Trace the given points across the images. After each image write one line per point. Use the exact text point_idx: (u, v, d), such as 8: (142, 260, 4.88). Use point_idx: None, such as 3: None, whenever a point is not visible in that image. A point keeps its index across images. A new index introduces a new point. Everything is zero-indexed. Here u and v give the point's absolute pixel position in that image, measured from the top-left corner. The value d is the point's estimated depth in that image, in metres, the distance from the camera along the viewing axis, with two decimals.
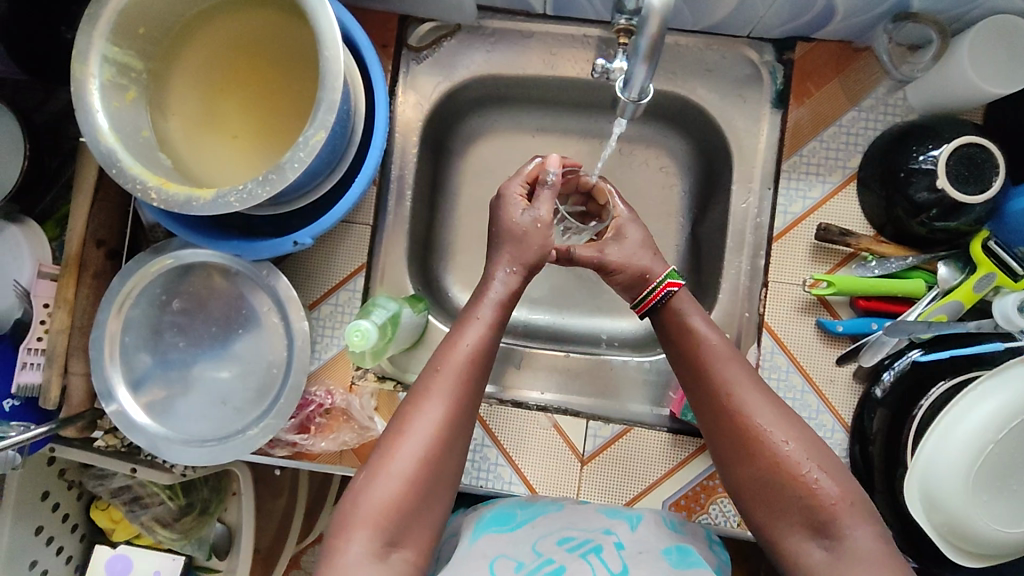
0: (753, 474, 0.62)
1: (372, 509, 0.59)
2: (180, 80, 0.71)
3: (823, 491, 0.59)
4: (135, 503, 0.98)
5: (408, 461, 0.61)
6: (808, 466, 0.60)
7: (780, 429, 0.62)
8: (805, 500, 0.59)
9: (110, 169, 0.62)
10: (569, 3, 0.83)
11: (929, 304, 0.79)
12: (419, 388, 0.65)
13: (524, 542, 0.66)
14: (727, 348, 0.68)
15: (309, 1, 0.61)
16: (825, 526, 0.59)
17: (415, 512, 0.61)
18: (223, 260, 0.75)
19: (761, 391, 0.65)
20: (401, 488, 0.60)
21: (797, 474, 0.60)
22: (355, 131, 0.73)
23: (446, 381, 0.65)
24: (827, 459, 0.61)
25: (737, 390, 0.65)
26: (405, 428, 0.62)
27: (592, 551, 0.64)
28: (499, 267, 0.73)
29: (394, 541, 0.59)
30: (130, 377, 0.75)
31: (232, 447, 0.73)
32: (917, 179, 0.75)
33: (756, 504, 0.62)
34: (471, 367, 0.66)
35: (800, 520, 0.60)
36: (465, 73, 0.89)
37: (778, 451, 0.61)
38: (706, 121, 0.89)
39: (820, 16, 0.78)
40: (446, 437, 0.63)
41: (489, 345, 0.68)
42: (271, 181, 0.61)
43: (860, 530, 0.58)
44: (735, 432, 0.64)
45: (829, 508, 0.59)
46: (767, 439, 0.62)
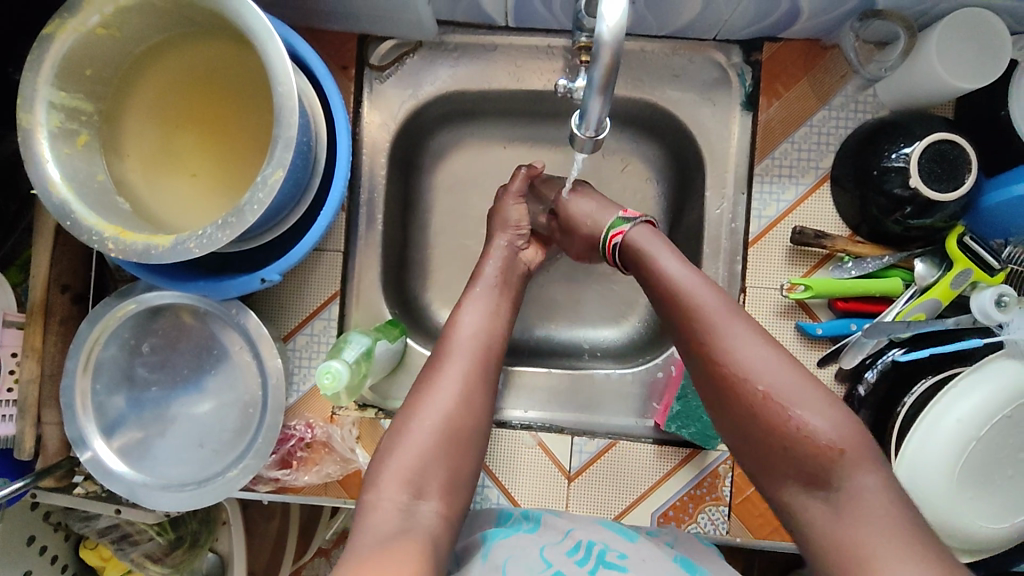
0: (739, 419, 0.62)
1: (400, 464, 0.63)
2: (134, 120, 0.69)
3: (815, 433, 0.57)
4: (124, 540, 0.96)
5: (433, 416, 0.66)
6: (793, 411, 0.59)
7: (758, 371, 0.60)
8: (798, 441, 0.58)
9: (63, 221, 0.60)
10: (531, 15, 0.81)
11: (907, 303, 0.79)
12: (434, 358, 0.72)
13: (533, 548, 0.66)
14: (698, 283, 0.66)
15: (258, 35, 0.60)
16: (813, 473, 0.57)
17: (441, 465, 0.65)
18: (191, 301, 0.74)
19: (740, 332, 0.63)
20: (427, 442, 0.65)
21: (778, 416, 0.59)
22: (318, 161, 0.72)
23: (456, 348, 0.72)
24: (813, 400, 0.59)
25: (710, 327, 0.63)
26: (426, 391, 0.68)
27: (601, 563, 0.63)
28: (496, 247, 0.82)
29: (421, 493, 0.62)
30: (104, 423, 0.74)
31: (214, 489, 0.73)
32: (890, 177, 0.74)
33: (743, 447, 0.62)
34: (478, 333, 0.73)
35: (793, 470, 0.59)
36: (431, 89, 0.87)
37: (760, 393, 0.60)
38: (678, 127, 0.88)
39: (785, 16, 0.77)
40: (465, 395, 0.68)
41: (491, 318, 0.75)
42: (231, 224, 0.60)
43: (859, 486, 0.56)
44: (718, 376, 0.63)
45: (822, 457, 0.57)
46: (746, 378, 0.61)
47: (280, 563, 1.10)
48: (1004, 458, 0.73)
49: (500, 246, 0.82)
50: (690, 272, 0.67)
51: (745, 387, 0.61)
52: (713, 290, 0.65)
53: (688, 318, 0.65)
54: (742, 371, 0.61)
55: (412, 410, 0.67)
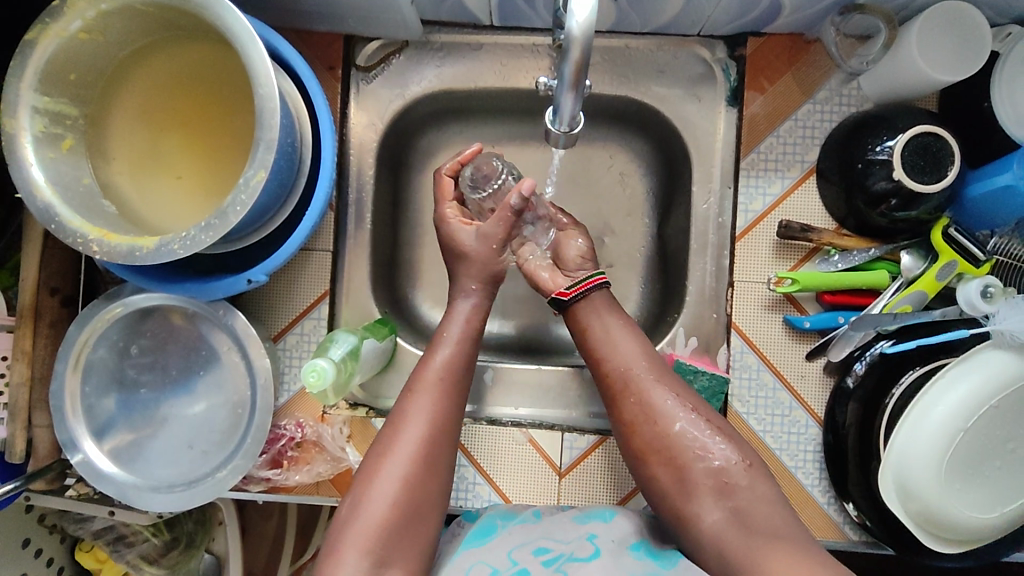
0: (656, 443, 0.67)
1: (362, 530, 0.61)
2: (119, 124, 0.69)
3: (721, 458, 0.64)
4: (119, 542, 0.97)
5: (393, 480, 0.64)
6: (708, 440, 0.65)
7: (677, 409, 0.67)
8: (707, 466, 0.64)
9: (48, 225, 0.61)
10: (514, 13, 0.81)
11: (893, 295, 0.79)
12: (399, 409, 0.68)
13: (501, 548, 0.65)
14: (628, 333, 0.73)
15: (237, 36, 0.60)
16: (726, 486, 0.63)
17: (404, 529, 0.62)
18: (179, 303, 0.74)
19: (660, 376, 0.70)
20: (389, 505, 0.62)
21: (691, 439, 0.66)
22: (303, 161, 0.72)
23: (421, 402, 0.68)
24: (722, 426, 0.67)
25: (624, 361, 0.71)
26: (388, 450, 0.65)
27: (563, 557, 0.63)
28: (465, 285, 0.76)
29: (384, 562, 0.60)
30: (94, 425, 0.74)
31: (203, 490, 0.73)
32: (875, 170, 0.74)
33: (654, 470, 0.67)
34: (445, 385, 0.69)
35: (708, 487, 0.63)
36: (417, 89, 0.87)
37: (674, 425, 0.66)
38: (664, 123, 0.88)
39: (767, 12, 0.77)
40: (430, 451, 0.66)
41: (459, 366, 0.71)
42: (214, 226, 0.60)
43: (756, 495, 0.62)
44: (637, 409, 0.68)
45: (725, 473, 0.64)
46: (662, 408, 0.67)
47: (279, 561, 1.11)
48: (990, 450, 0.73)
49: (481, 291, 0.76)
50: (621, 321, 0.74)
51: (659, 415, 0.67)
52: (637, 338, 0.73)
53: (618, 360, 0.71)
54: (661, 407, 0.67)
55: (374, 471, 0.64)
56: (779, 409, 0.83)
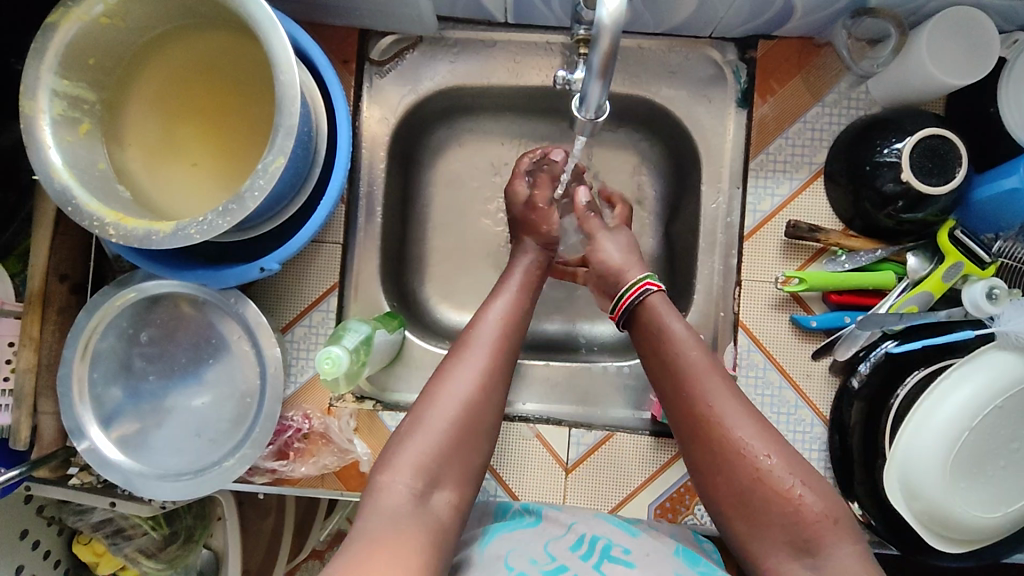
0: (733, 486, 0.63)
1: (416, 448, 0.62)
2: (135, 110, 0.70)
3: (805, 508, 0.60)
4: (118, 535, 0.96)
5: (454, 400, 0.64)
6: (789, 479, 0.61)
7: (759, 443, 0.63)
8: (786, 515, 0.60)
9: (65, 207, 0.60)
10: (529, 11, 0.82)
11: (900, 296, 0.80)
12: (460, 343, 0.70)
13: (537, 542, 0.65)
14: (706, 359, 0.68)
15: (260, 23, 0.60)
16: (809, 543, 0.59)
17: (457, 452, 0.63)
18: (190, 290, 0.74)
19: (739, 410, 0.65)
20: (446, 427, 0.63)
21: (780, 488, 0.61)
22: (318, 151, 0.72)
23: (480, 336, 0.70)
24: (811, 475, 0.62)
25: (702, 391, 0.66)
26: (448, 374, 0.67)
27: (604, 557, 0.63)
28: (525, 250, 0.83)
29: (437, 482, 0.61)
30: (101, 414, 0.74)
31: (209, 479, 0.73)
32: (883, 172, 0.75)
33: (733, 516, 0.63)
34: (506, 325, 0.72)
35: (784, 537, 0.60)
36: (430, 84, 0.88)
37: (760, 464, 0.62)
38: (674, 123, 0.89)
39: (780, 14, 0.78)
40: (488, 381, 0.67)
41: (517, 311, 0.74)
42: (232, 211, 0.60)
43: (840, 557, 0.58)
44: (716, 448, 0.64)
45: (813, 525, 0.60)
46: (749, 451, 0.63)
47: (276, 559, 1.10)
48: (995, 449, 0.74)
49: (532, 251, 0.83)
50: (700, 349, 0.69)
51: (741, 457, 0.63)
52: (713, 363, 0.68)
53: (691, 388, 0.66)
54: (745, 447, 0.63)
55: (432, 394, 0.65)
56: (784, 408, 0.83)
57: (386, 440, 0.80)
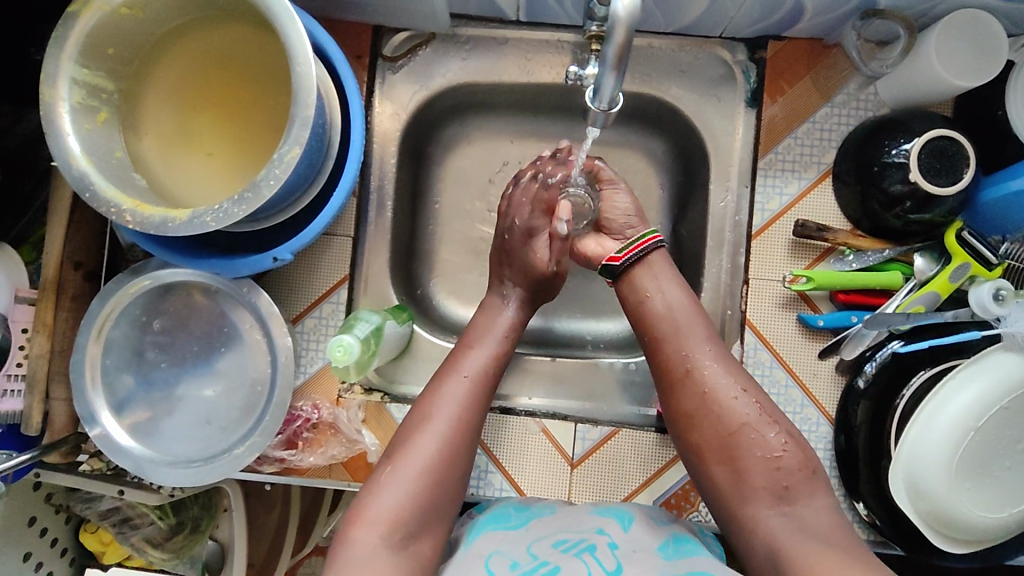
0: (718, 436, 0.66)
1: (387, 504, 0.62)
2: (152, 100, 0.71)
3: (786, 457, 0.64)
4: (125, 524, 0.97)
5: (425, 456, 0.65)
6: (773, 430, 0.65)
7: (745, 396, 0.67)
8: (768, 463, 0.63)
9: (83, 193, 0.61)
10: (541, 9, 0.83)
11: (907, 296, 0.80)
12: (433, 394, 0.70)
13: (520, 542, 0.65)
14: (698, 317, 0.72)
15: (278, 15, 0.61)
16: (788, 493, 0.62)
17: (427, 507, 0.64)
18: (203, 279, 0.75)
19: (726, 364, 0.69)
20: (417, 483, 0.64)
21: (763, 437, 0.65)
22: (331, 144, 0.73)
23: (458, 386, 0.70)
24: (792, 430, 0.66)
25: (695, 345, 0.70)
26: (422, 426, 0.67)
27: (587, 550, 0.62)
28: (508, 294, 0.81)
29: (408, 535, 0.62)
30: (113, 401, 0.75)
31: (219, 466, 0.74)
32: (890, 172, 0.76)
33: (714, 465, 0.66)
34: (485, 377, 0.72)
35: (765, 485, 0.63)
36: (442, 81, 0.89)
37: (744, 415, 0.66)
38: (683, 122, 0.90)
39: (790, 15, 0.79)
40: (458, 437, 0.67)
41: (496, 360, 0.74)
42: (247, 200, 0.61)
43: (814, 506, 0.62)
44: (705, 398, 0.67)
45: (793, 473, 0.63)
46: (733, 403, 0.66)
47: (280, 551, 1.10)
48: (1000, 450, 0.74)
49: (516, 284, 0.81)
50: (691, 306, 0.73)
51: (728, 408, 0.66)
52: (704, 321, 0.72)
53: (682, 343, 0.70)
54: (730, 398, 0.66)
55: (404, 449, 0.66)
56: (791, 406, 0.84)
57: (394, 433, 0.80)
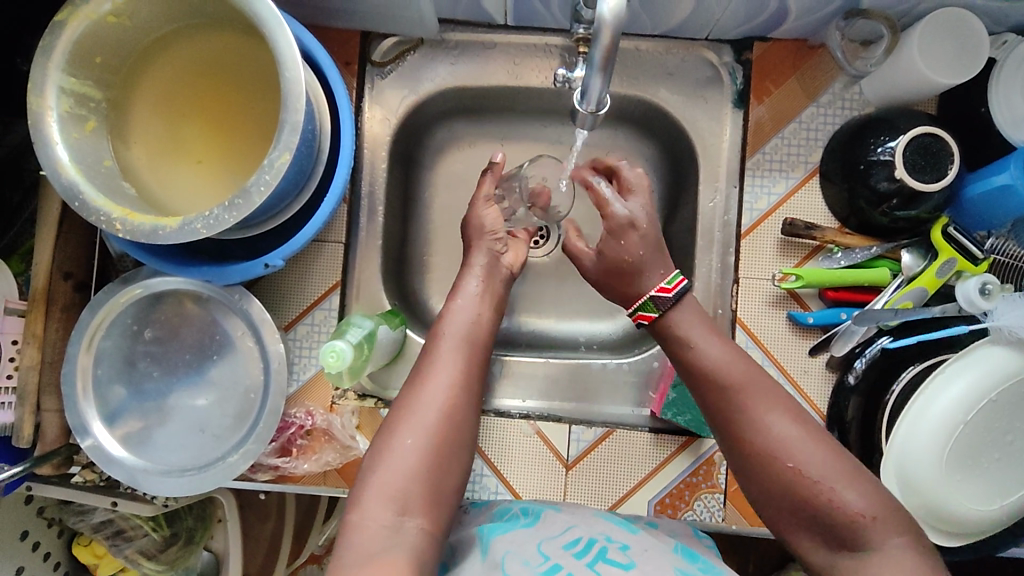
0: (772, 490, 0.64)
1: (386, 479, 0.63)
2: (141, 109, 0.70)
3: (843, 503, 0.60)
4: (118, 536, 0.96)
5: (418, 426, 0.66)
6: (822, 482, 0.61)
7: (795, 448, 0.63)
8: (825, 517, 0.61)
9: (72, 203, 0.61)
10: (529, 13, 0.83)
11: (896, 291, 0.81)
12: (421, 365, 0.72)
13: (529, 543, 0.65)
14: (735, 365, 0.69)
15: (266, 22, 0.61)
16: (851, 541, 0.60)
17: (427, 480, 0.64)
18: (194, 287, 0.75)
19: (772, 413, 0.65)
20: (411, 460, 0.64)
21: (814, 489, 0.61)
22: (321, 150, 0.73)
23: (444, 355, 0.72)
24: (852, 476, 0.62)
25: (737, 399, 0.67)
26: (413, 398, 0.69)
27: (600, 557, 0.62)
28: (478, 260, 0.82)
29: (407, 510, 0.62)
30: (105, 411, 0.74)
31: (213, 475, 0.73)
32: (876, 170, 0.77)
33: (778, 513, 0.64)
34: (467, 341, 0.74)
35: (822, 537, 0.62)
36: (431, 86, 0.89)
37: (794, 466, 0.63)
38: (671, 124, 0.90)
39: (774, 16, 0.80)
40: (450, 405, 0.68)
41: (478, 329, 0.76)
42: (238, 206, 0.61)
43: (886, 550, 0.58)
44: (753, 452, 0.65)
45: (850, 524, 0.60)
46: (782, 454, 0.63)
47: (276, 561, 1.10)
48: (990, 442, 0.74)
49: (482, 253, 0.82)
50: (730, 356, 0.70)
51: (778, 461, 0.63)
52: (747, 369, 0.68)
53: (724, 394, 0.68)
54: (778, 452, 0.64)
55: (395, 426, 0.67)
56: None
57: None
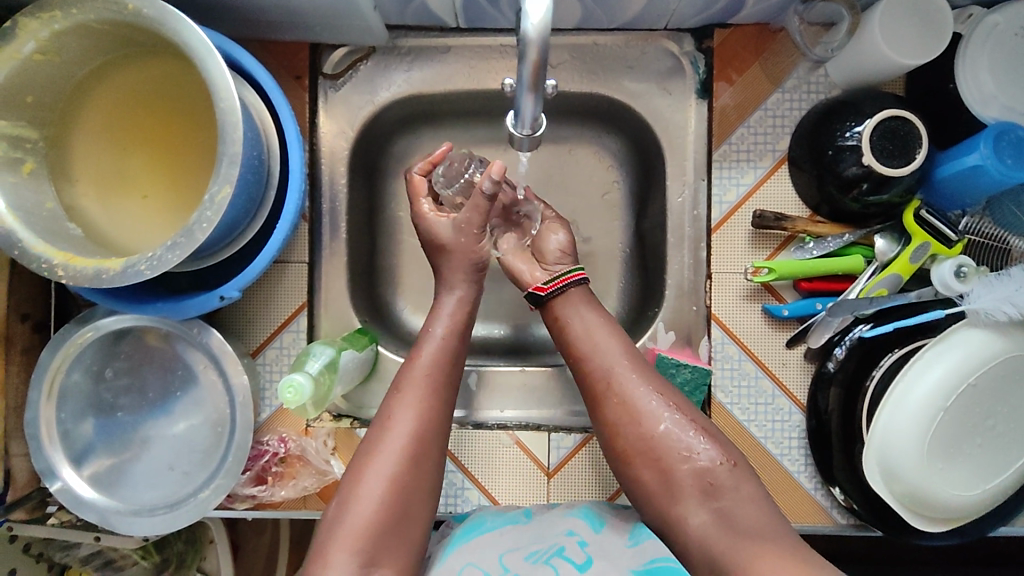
0: (639, 443, 0.67)
1: (349, 533, 0.61)
2: (81, 145, 0.68)
3: (701, 452, 0.65)
4: (108, 567, 0.95)
5: (383, 476, 0.64)
6: (687, 432, 0.66)
7: (658, 403, 0.67)
8: (688, 463, 0.65)
9: (11, 251, 0.59)
10: (479, 15, 0.81)
11: (870, 279, 0.79)
12: (387, 406, 0.68)
13: (493, 552, 0.66)
14: (602, 325, 0.73)
15: (196, 50, 0.59)
16: (712, 488, 0.64)
17: (389, 531, 0.63)
18: (152, 323, 0.73)
19: (641, 373, 0.70)
20: (375, 509, 0.63)
21: (677, 440, 0.66)
22: (271, 175, 0.71)
23: (413, 394, 0.68)
24: (706, 428, 0.67)
25: (602, 359, 0.70)
26: (379, 444, 0.65)
27: (556, 555, 0.65)
28: (455, 286, 0.75)
29: (372, 561, 0.61)
30: (73, 454, 0.73)
31: (186, 511, 0.72)
32: (845, 156, 0.74)
33: (640, 472, 0.67)
34: (435, 378, 0.69)
35: (689, 484, 0.64)
36: (387, 94, 0.86)
37: (660, 420, 0.66)
38: (635, 118, 0.88)
39: (732, 3, 0.77)
40: (415, 452, 0.66)
41: (448, 362, 0.71)
42: (181, 245, 0.59)
43: (740, 496, 0.63)
44: (620, 406, 0.68)
45: (711, 469, 0.64)
46: (647, 411, 0.67)
47: None
48: (973, 426, 0.74)
49: (462, 283, 0.74)
50: (599, 319, 0.73)
51: (641, 414, 0.67)
52: (614, 331, 0.73)
53: (598, 361, 0.70)
54: (644, 406, 0.67)
55: (361, 474, 0.64)
56: (762, 398, 0.83)
57: None
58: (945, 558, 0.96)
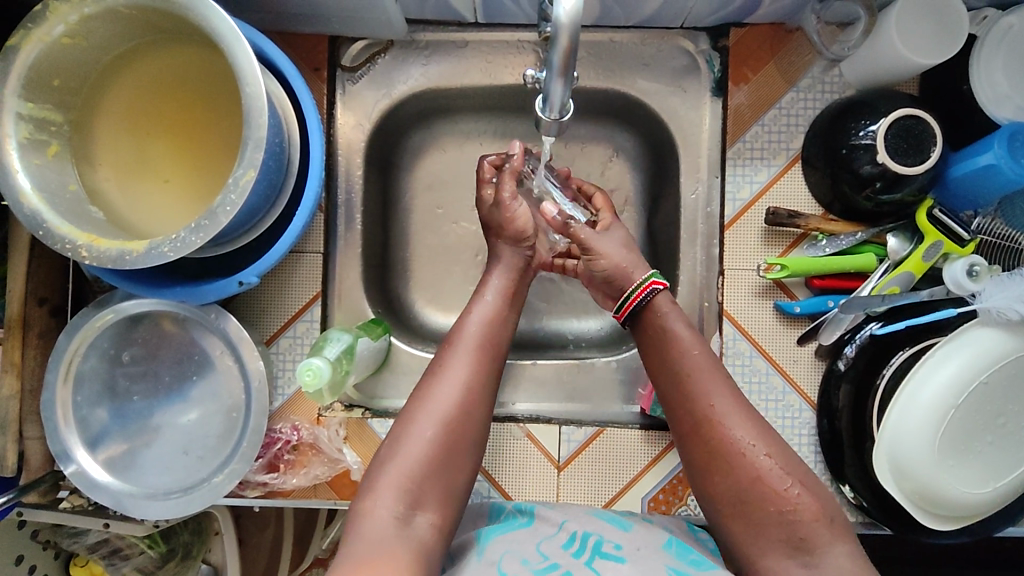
0: (733, 485, 0.63)
1: (395, 474, 0.62)
2: (104, 130, 0.69)
3: (801, 509, 0.61)
4: (115, 555, 0.94)
5: (432, 422, 0.65)
6: (787, 480, 0.62)
7: (757, 444, 0.64)
8: (782, 514, 0.61)
9: (36, 231, 0.60)
10: (499, 10, 0.82)
11: (882, 277, 0.80)
12: (438, 360, 0.71)
13: (529, 542, 0.65)
14: (698, 351, 0.69)
15: (223, 35, 0.59)
16: (804, 542, 0.60)
17: (437, 477, 0.63)
18: (170, 307, 0.74)
19: (738, 409, 0.65)
20: (423, 452, 0.64)
21: (776, 487, 0.62)
22: (291, 163, 0.72)
23: (462, 352, 0.71)
24: (805, 475, 0.63)
25: (696, 392, 0.67)
26: (428, 394, 0.67)
27: (595, 553, 0.62)
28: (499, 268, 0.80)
29: (418, 503, 0.62)
30: (88, 437, 0.73)
31: (200, 496, 0.73)
32: (859, 154, 0.75)
33: (731, 515, 0.63)
34: (486, 341, 0.72)
35: (781, 535, 0.60)
36: (404, 88, 0.87)
37: (758, 465, 0.63)
38: (650, 115, 0.89)
39: (748, 2, 0.78)
40: (465, 404, 0.67)
41: (495, 328, 0.74)
42: (205, 227, 0.60)
43: (833, 553, 0.59)
44: (712, 444, 0.65)
45: (808, 523, 0.60)
46: (745, 453, 0.63)
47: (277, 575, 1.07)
48: (982, 425, 0.73)
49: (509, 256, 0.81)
50: (697, 344, 0.70)
51: (736, 456, 0.63)
52: (711, 359, 0.69)
53: (696, 399, 0.66)
54: (741, 448, 0.63)
55: (411, 417, 0.66)
56: (773, 394, 0.84)
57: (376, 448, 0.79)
58: (951, 558, 0.96)
